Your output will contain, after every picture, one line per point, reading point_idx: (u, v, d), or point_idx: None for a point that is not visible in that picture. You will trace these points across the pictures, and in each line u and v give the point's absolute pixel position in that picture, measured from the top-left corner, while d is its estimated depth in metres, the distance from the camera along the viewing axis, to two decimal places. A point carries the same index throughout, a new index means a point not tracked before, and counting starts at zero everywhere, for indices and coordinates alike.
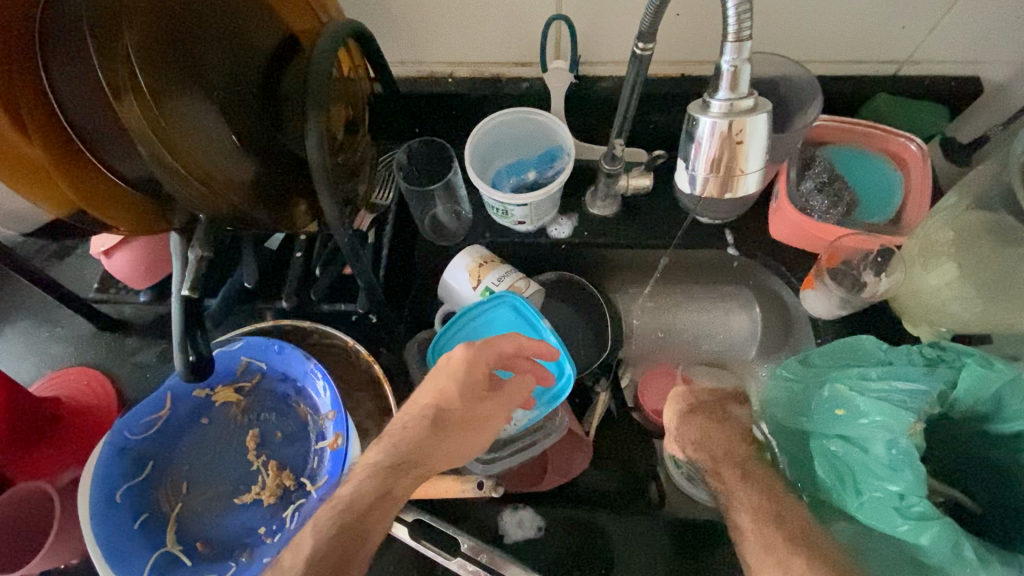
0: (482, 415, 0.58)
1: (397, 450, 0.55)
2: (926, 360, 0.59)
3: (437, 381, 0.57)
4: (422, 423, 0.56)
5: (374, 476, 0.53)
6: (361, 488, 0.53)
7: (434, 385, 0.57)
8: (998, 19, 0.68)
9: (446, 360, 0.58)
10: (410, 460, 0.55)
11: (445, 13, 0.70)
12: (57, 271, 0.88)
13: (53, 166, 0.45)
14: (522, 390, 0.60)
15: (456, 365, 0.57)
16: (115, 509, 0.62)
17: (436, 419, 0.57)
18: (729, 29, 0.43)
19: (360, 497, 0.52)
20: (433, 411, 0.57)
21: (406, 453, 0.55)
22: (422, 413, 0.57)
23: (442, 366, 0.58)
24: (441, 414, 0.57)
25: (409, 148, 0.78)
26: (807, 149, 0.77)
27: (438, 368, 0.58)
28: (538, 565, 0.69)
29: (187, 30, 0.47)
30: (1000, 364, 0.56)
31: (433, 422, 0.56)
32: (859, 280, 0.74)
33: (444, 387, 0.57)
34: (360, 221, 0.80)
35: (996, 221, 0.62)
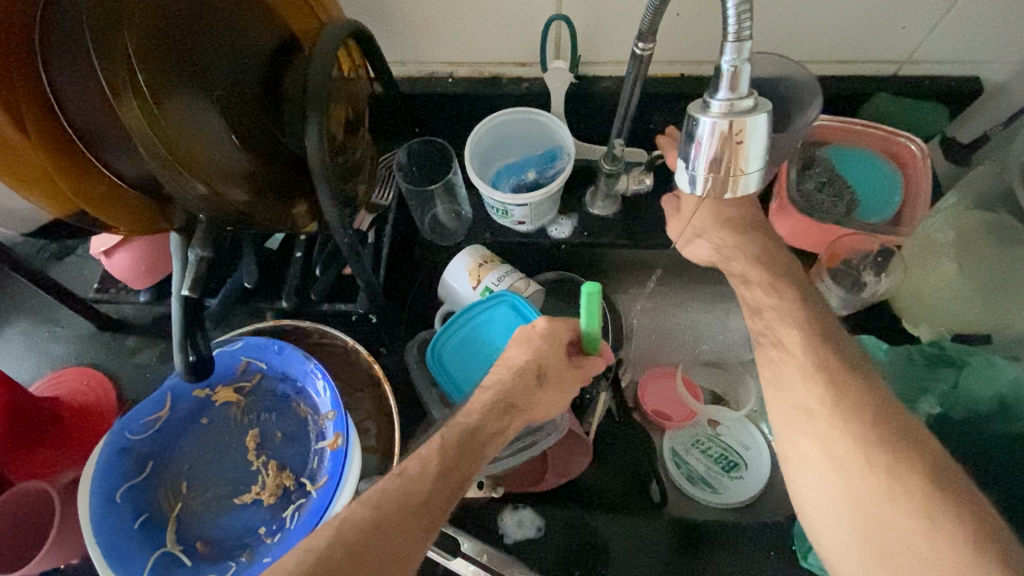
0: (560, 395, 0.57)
1: (506, 390, 0.55)
2: (929, 360, 0.66)
3: (530, 342, 0.57)
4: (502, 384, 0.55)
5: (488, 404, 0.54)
6: (484, 418, 0.53)
7: (529, 345, 0.57)
8: (998, 19, 0.68)
9: (528, 330, 0.59)
10: (523, 401, 0.55)
11: (445, 12, 0.70)
12: (57, 271, 0.88)
13: (52, 163, 0.45)
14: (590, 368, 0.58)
15: (539, 330, 0.58)
16: (116, 508, 0.62)
17: (537, 374, 0.56)
18: (729, 29, 0.43)
19: (483, 426, 0.53)
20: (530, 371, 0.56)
21: (519, 395, 0.55)
22: (523, 364, 0.56)
23: (522, 337, 0.59)
24: (541, 367, 0.56)
25: (410, 148, 0.79)
26: (807, 149, 0.76)
27: (517, 338, 0.59)
28: (538, 565, 0.69)
29: (186, 29, 0.47)
30: (1002, 361, 0.62)
31: (532, 371, 0.56)
32: (859, 280, 0.72)
33: (537, 348, 0.57)
34: (360, 222, 0.80)
35: (996, 220, 0.66)
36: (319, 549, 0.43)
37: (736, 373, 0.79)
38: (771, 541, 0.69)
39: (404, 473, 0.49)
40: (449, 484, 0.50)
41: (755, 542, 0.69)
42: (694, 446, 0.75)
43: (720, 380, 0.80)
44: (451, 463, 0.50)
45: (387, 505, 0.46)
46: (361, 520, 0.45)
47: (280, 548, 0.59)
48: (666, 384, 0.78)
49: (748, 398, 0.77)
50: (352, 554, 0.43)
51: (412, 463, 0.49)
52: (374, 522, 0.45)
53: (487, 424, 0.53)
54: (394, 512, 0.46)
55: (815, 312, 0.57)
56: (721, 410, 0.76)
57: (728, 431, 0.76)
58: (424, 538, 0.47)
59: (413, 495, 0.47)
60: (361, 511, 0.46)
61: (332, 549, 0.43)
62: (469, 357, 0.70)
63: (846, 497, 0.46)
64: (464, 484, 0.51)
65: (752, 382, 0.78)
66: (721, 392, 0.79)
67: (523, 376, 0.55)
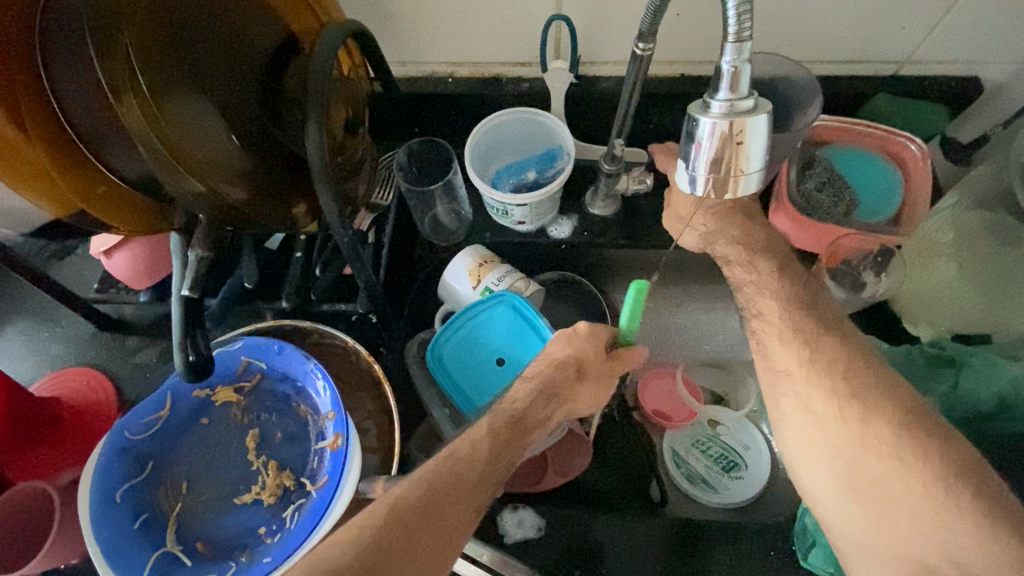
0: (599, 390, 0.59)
1: (547, 380, 0.57)
2: (929, 360, 0.67)
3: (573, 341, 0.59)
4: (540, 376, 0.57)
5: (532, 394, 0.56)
6: (529, 406, 0.56)
7: (571, 343, 0.59)
8: (998, 19, 0.68)
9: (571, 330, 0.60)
10: (564, 391, 0.57)
11: (445, 12, 0.70)
12: (57, 271, 0.88)
13: (52, 164, 0.45)
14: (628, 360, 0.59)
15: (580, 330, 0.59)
16: (115, 509, 0.62)
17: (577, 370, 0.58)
18: (729, 30, 0.43)
19: (530, 413, 0.56)
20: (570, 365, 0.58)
21: (560, 385, 0.57)
22: (563, 359, 0.58)
23: (564, 335, 0.60)
24: (581, 362, 0.58)
25: (410, 148, 0.79)
26: (807, 149, 0.77)
27: (557, 337, 0.60)
28: (538, 565, 0.69)
29: (187, 30, 0.47)
30: (1002, 361, 0.62)
31: (572, 366, 0.58)
32: (859, 279, 0.72)
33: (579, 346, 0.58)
34: (360, 222, 0.80)
35: (996, 221, 0.66)
36: (376, 523, 0.45)
37: (736, 373, 0.80)
38: (771, 541, 0.68)
39: (455, 454, 0.51)
40: (496, 467, 0.52)
41: (755, 542, 0.69)
42: (694, 446, 0.75)
43: (720, 380, 0.80)
44: (499, 448, 0.53)
45: (440, 482, 0.49)
46: (416, 497, 0.47)
47: (279, 549, 0.59)
48: (666, 384, 0.77)
49: (748, 398, 0.77)
50: (410, 529, 0.46)
51: (463, 445, 0.52)
52: (430, 498, 0.48)
53: (533, 411, 0.56)
54: (448, 490, 0.49)
55: (815, 312, 0.57)
56: (721, 411, 0.76)
57: (728, 431, 0.76)
58: (472, 515, 0.50)
59: (466, 474, 0.50)
60: (416, 488, 0.48)
61: (389, 523, 0.45)
62: (469, 356, 0.70)
63: (858, 485, 0.47)
64: (508, 467, 0.54)
65: (752, 382, 0.78)
66: (721, 392, 0.79)
67: (562, 371, 0.57)
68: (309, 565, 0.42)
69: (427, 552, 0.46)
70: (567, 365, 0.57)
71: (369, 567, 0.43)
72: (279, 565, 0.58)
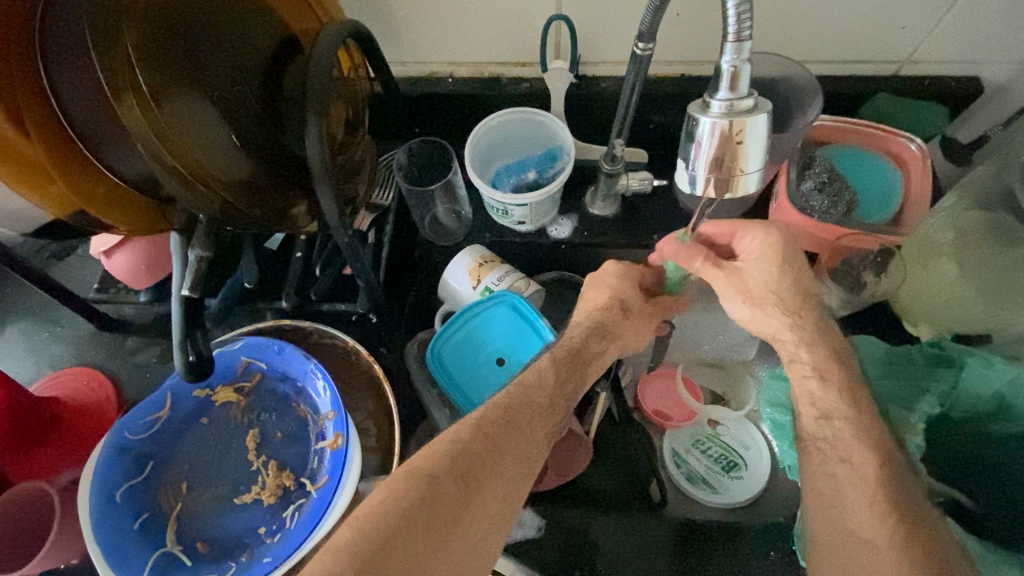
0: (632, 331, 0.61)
1: (598, 318, 0.59)
2: (928, 360, 0.67)
3: (607, 283, 0.62)
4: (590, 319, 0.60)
5: (588, 328, 0.59)
6: (585, 340, 0.58)
7: (608, 285, 0.61)
8: (998, 19, 0.68)
9: (599, 275, 0.63)
10: (615, 328, 0.60)
11: (445, 12, 0.70)
12: (56, 271, 0.88)
13: (53, 165, 0.45)
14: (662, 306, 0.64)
15: (613, 275, 0.63)
16: (115, 508, 0.62)
17: (621, 307, 0.61)
18: (729, 29, 0.43)
19: (587, 346, 0.58)
20: (614, 301, 0.60)
21: (610, 321, 0.60)
22: (606, 302, 0.60)
23: (597, 281, 0.63)
24: (624, 301, 0.61)
25: (409, 148, 0.79)
26: (807, 149, 0.77)
27: (593, 282, 0.63)
28: (537, 565, 0.69)
29: (187, 29, 0.47)
30: (999, 361, 0.61)
31: (616, 306, 0.60)
32: (859, 279, 0.73)
33: (617, 287, 0.61)
34: (360, 221, 0.80)
35: (995, 221, 0.64)
36: (463, 438, 0.48)
37: (736, 372, 0.79)
38: (772, 540, 0.68)
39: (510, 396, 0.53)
40: (562, 394, 0.55)
41: (755, 542, 0.69)
42: (694, 446, 0.75)
43: (719, 379, 0.79)
44: (565, 375, 0.56)
45: (517, 404, 0.52)
46: (496, 417, 0.51)
47: (280, 549, 0.59)
48: (666, 384, 0.77)
49: (748, 398, 0.77)
50: (495, 444, 0.49)
51: (531, 374, 0.54)
52: (508, 417, 0.51)
53: (588, 346, 0.58)
54: (523, 411, 0.52)
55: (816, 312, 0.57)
56: (721, 411, 0.76)
57: (728, 431, 0.76)
58: (546, 435, 0.53)
59: (539, 398, 0.54)
60: (495, 409, 0.51)
61: (475, 439, 0.48)
62: (470, 356, 0.71)
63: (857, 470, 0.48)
64: (575, 393, 0.57)
65: (752, 382, 0.78)
66: (721, 392, 0.79)
67: (608, 310, 0.60)
68: (409, 472, 0.45)
69: (511, 466, 0.49)
70: (613, 307, 0.60)
71: (463, 475, 0.46)
72: (279, 565, 0.58)
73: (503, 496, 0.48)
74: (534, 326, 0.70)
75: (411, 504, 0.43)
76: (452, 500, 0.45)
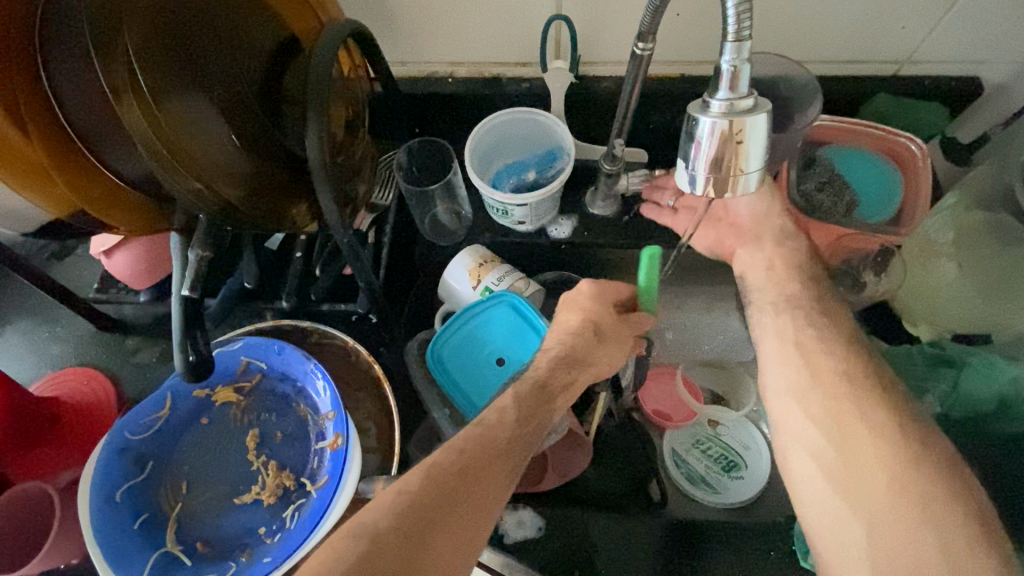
0: (605, 357, 0.59)
1: (571, 345, 0.58)
2: (929, 360, 0.66)
3: (581, 305, 0.61)
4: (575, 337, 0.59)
5: (558, 358, 0.58)
6: (552, 372, 0.57)
7: (580, 307, 0.61)
8: (998, 19, 0.68)
9: (575, 294, 0.62)
10: (587, 356, 0.58)
11: (445, 12, 0.70)
12: (56, 271, 0.88)
13: (53, 164, 0.45)
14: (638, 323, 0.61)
15: (586, 296, 0.61)
16: (115, 508, 0.62)
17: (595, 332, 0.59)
18: (728, 29, 0.43)
19: (553, 380, 0.57)
20: (590, 325, 0.59)
21: (582, 350, 0.58)
22: (579, 325, 0.59)
23: (571, 302, 0.62)
24: (597, 324, 0.59)
25: (410, 147, 0.78)
26: (807, 149, 0.77)
27: (566, 304, 0.63)
28: (538, 565, 0.69)
29: (189, 30, 0.47)
30: (1002, 362, 0.62)
31: (591, 330, 0.59)
32: (859, 280, 0.72)
33: (590, 310, 0.60)
34: (360, 221, 0.79)
35: (996, 221, 0.65)
36: (412, 489, 0.46)
37: (735, 372, 0.79)
38: (772, 541, 0.68)
39: (485, 421, 0.52)
40: (523, 432, 0.53)
41: (755, 543, 0.69)
42: (694, 446, 0.75)
43: (720, 378, 0.79)
44: (528, 411, 0.54)
45: (471, 451, 0.49)
46: (450, 464, 0.48)
47: (280, 548, 0.59)
48: (666, 384, 0.78)
49: (748, 398, 0.77)
50: (446, 495, 0.46)
51: (491, 414, 0.52)
52: (463, 465, 0.48)
53: (555, 377, 0.57)
54: (479, 457, 0.49)
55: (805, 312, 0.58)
56: (721, 411, 0.76)
57: (728, 431, 0.76)
58: (507, 478, 0.50)
59: (495, 440, 0.51)
60: (448, 456, 0.48)
61: (425, 490, 0.46)
62: (469, 357, 0.70)
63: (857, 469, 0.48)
64: (541, 428, 0.55)
65: (751, 382, 0.78)
66: (721, 392, 0.78)
67: (581, 335, 0.58)
68: (348, 531, 0.43)
69: (466, 517, 0.46)
70: (584, 331, 0.59)
71: (408, 531, 0.43)
72: (279, 565, 0.58)
73: (459, 549, 0.45)
74: (534, 331, 0.70)
75: (344, 568, 0.41)
76: (393, 560, 0.42)
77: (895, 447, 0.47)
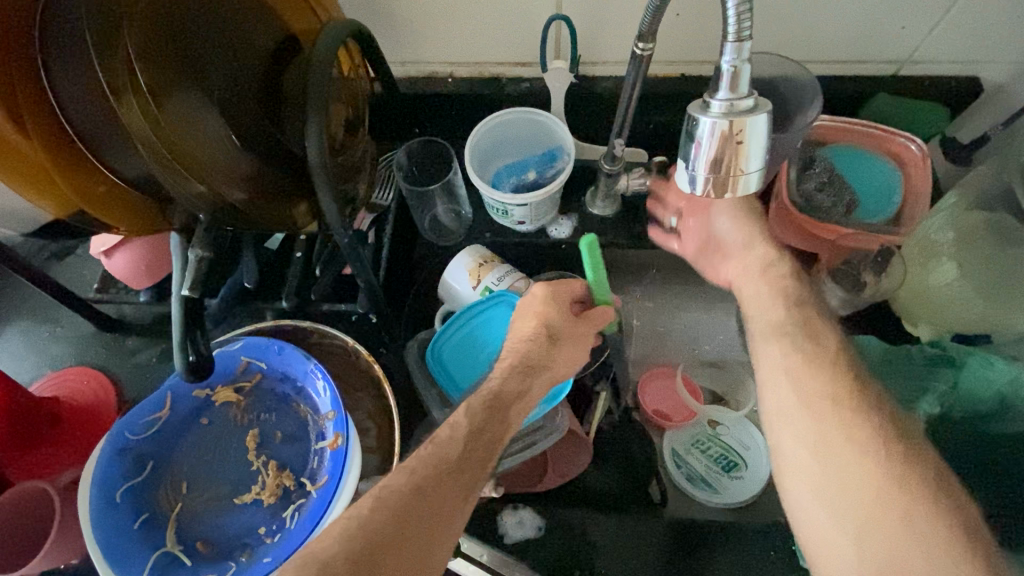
0: (563, 361, 0.57)
1: (526, 352, 0.56)
2: (929, 360, 0.66)
3: (534, 310, 0.58)
4: (533, 343, 0.56)
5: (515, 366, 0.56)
6: (504, 382, 0.55)
7: (534, 313, 0.58)
8: (998, 19, 0.68)
9: (528, 300, 0.59)
10: (542, 360, 0.56)
11: (446, 12, 0.70)
12: (56, 271, 0.88)
13: (52, 164, 0.46)
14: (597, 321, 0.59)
15: (539, 300, 0.58)
16: (115, 509, 0.62)
17: (549, 336, 0.57)
18: (729, 30, 0.43)
19: (506, 389, 0.55)
20: (543, 330, 0.57)
21: (537, 357, 0.56)
22: (533, 333, 0.57)
23: (525, 308, 0.59)
24: (550, 329, 0.57)
25: (410, 148, 0.79)
26: (807, 149, 0.77)
27: (521, 311, 0.60)
28: (538, 565, 0.69)
29: (189, 30, 0.47)
30: (1000, 362, 0.62)
31: (544, 335, 0.56)
32: (859, 280, 0.72)
33: (543, 314, 0.57)
34: (360, 222, 0.80)
35: (995, 220, 0.67)
36: (363, 515, 0.45)
37: (736, 372, 0.80)
38: (772, 540, 0.68)
39: (437, 438, 0.51)
40: (478, 446, 0.51)
41: (755, 543, 0.68)
42: (694, 445, 0.75)
43: (721, 379, 0.79)
44: (480, 424, 0.52)
45: (423, 472, 0.48)
46: (402, 487, 0.47)
47: (280, 549, 0.59)
48: (665, 384, 0.78)
49: (748, 398, 0.77)
50: (396, 519, 0.45)
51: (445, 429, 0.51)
52: (415, 487, 0.47)
53: (508, 386, 0.55)
54: (433, 478, 0.48)
55: (786, 311, 0.57)
56: (721, 411, 0.76)
57: (728, 431, 0.75)
58: (462, 495, 0.49)
59: (448, 457, 0.50)
60: (399, 477, 0.48)
61: (373, 518, 0.45)
62: (469, 356, 0.70)
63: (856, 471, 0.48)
64: (499, 443, 0.53)
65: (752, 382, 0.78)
66: (721, 392, 0.79)
67: (536, 343, 0.56)
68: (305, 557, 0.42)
69: (417, 540, 0.46)
70: (538, 337, 0.56)
71: (355, 560, 0.43)
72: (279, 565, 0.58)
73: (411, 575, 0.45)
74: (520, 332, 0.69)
75: None
76: None
77: (867, 461, 0.47)
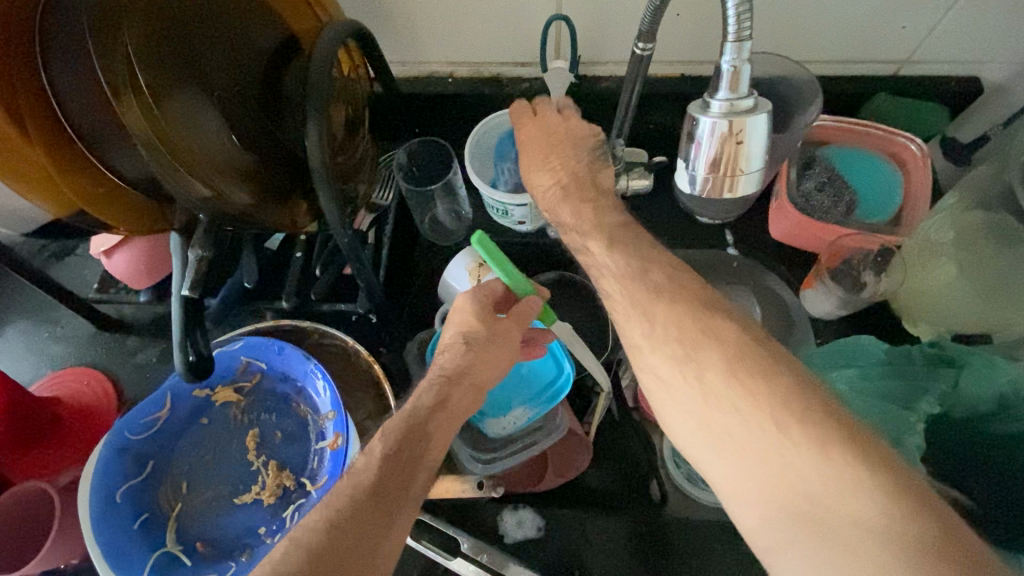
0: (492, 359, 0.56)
1: (453, 362, 0.54)
2: (927, 360, 0.64)
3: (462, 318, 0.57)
4: (455, 349, 0.55)
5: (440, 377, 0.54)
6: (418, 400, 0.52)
7: (455, 322, 0.58)
8: (998, 20, 0.68)
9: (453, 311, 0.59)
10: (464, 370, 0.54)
11: (446, 13, 0.70)
12: (56, 271, 0.88)
13: (52, 165, 0.45)
14: (524, 312, 0.57)
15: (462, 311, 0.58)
16: (115, 509, 0.62)
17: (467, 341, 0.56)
18: (728, 30, 0.44)
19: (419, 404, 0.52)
20: (461, 338, 0.56)
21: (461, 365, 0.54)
22: (450, 340, 0.57)
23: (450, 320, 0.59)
24: (468, 335, 0.56)
25: (409, 147, 0.78)
26: (807, 149, 0.78)
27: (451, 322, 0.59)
28: (538, 565, 0.69)
29: (190, 30, 0.47)
30: (1003, 363, 0.59)
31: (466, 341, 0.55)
32: (859, 279, 0.73)
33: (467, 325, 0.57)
34: (360, 221, 0.79)
35: (996, 221, 0.64)
36: (277, 555, 0.41)
37: None
38: None
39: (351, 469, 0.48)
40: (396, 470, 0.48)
41: None
42: None
43: None
44: (396, 446, 0.49)
45: (348, 509, 0.44)
46: (317, 524, 0.43)
47: None
48: None
49: None
50: (311, 558, 0.41)
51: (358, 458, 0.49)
52: (330, 523, 0.43)
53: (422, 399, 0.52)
54: (348, 510, 0.44)
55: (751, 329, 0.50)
56: None
57: None
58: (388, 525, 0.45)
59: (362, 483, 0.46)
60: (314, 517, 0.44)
61: (287, 557, 0.41)
62: None
63: None
64: (425, 462, 0.50)
65: None
66: None
67: (452, 349, 0.55)
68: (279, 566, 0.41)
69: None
70: (454, 346, 0.56)
71: None
72: None
73: None
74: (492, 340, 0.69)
75: None
76: None
77: None
